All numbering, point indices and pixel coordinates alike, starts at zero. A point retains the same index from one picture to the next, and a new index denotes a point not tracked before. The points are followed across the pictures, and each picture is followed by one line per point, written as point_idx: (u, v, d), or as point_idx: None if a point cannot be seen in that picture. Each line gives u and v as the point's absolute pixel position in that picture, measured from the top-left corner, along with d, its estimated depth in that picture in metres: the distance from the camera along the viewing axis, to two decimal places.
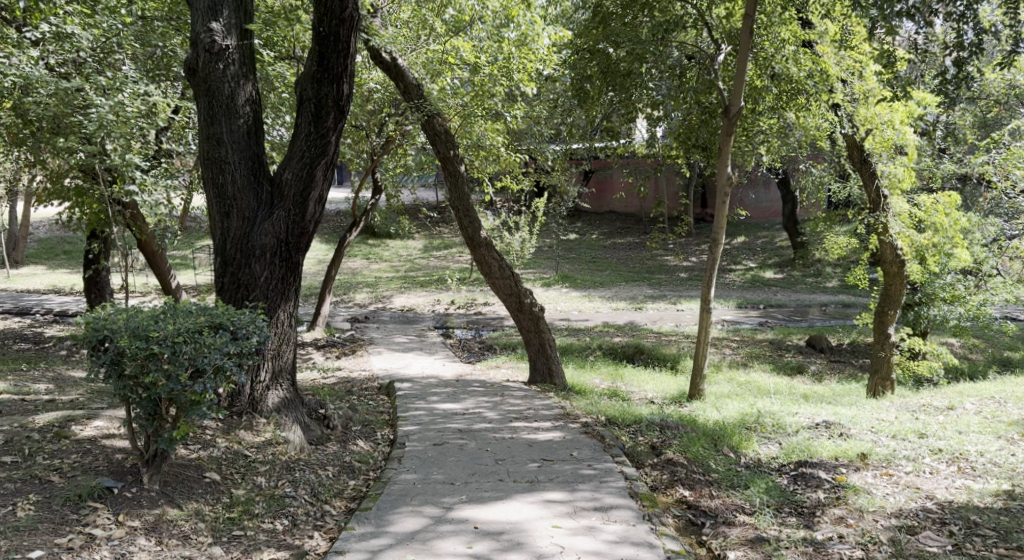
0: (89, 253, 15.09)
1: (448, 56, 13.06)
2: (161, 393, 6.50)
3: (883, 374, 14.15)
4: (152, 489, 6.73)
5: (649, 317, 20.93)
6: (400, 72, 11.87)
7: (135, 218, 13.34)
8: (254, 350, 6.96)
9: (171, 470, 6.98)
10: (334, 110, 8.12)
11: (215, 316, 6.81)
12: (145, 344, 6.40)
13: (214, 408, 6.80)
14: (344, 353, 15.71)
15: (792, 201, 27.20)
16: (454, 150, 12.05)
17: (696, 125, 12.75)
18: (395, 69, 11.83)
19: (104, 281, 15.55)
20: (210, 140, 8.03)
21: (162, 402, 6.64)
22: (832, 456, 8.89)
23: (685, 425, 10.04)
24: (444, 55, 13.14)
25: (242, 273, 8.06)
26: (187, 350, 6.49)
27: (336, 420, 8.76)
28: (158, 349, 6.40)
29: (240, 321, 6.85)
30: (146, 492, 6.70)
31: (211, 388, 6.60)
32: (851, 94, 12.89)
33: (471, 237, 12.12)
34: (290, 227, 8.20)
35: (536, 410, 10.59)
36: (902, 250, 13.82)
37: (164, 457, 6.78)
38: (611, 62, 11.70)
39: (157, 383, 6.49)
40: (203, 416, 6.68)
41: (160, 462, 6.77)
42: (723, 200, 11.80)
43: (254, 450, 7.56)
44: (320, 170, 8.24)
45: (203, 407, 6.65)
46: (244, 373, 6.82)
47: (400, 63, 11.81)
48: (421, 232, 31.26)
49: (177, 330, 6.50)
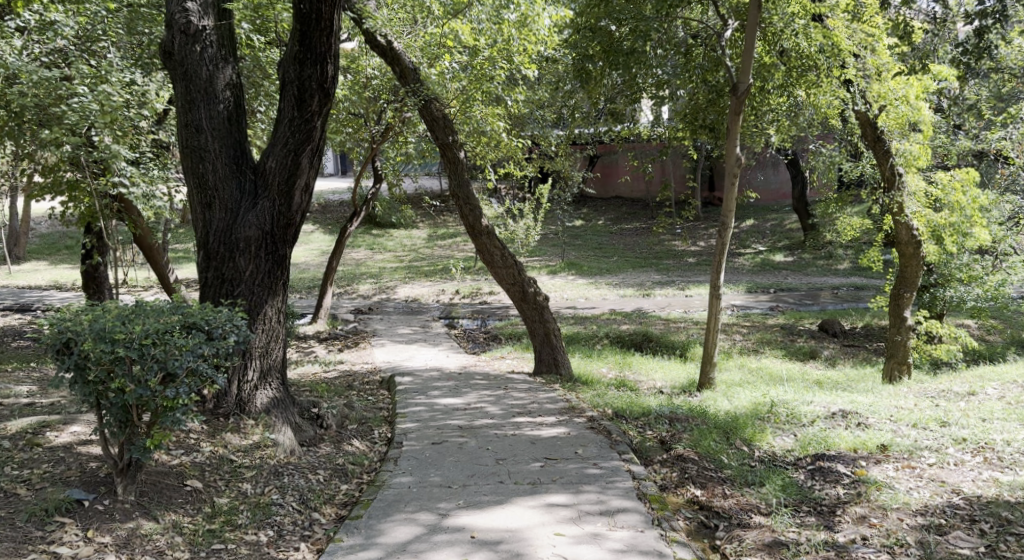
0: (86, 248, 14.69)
1: (446, 40, 12.79)
2: (131, 399, 6.14)
3: (900, 358, 13.75)
4: (127, 500, 6.37)
5: (657, 304, 20.51)
6: (396, 55, 11.47)
7: (128, 207, 13.08)
8: (230, 351, 6.60)
9: (148, 480, 6.60)
10: (318, 93, 7.71)
11: (188, 315, 6.45)
12: (111, 348, 6.03)
13: (189, 413, 6.43)
14: (347, 346, 15.37)
15: (802, 182, 26.71)
16: (453, 136, 11.61)
17: (703, 106, 12.33)
18: (391, 52, 11.43)
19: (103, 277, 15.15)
20: (188, 127, 7.64)
21: (133, 408, 6.27)
22: (850, 449, 8.49)
23: (696, 417, 9.65)
24: (442, 38, 12.77)
25: (225, 267, 7.67)
26: (156, 353, 6.13)
27: (330, 419, 8.35)
28: (123, 353, 6.03)
29: (216, 320, 6.50)
30: (120, 503, 6.34)
31: (185, 393, 6.24)
32: (865, 69, 12.50)
33: (473, 225, 11.67)
34: (276, 218, 7.79)
35: (540, 404, 10.19)
36: (919, 230, 13.49)
37: (140, 466, 6.40)
38: (614, 40, 11.32)
39: (126, 388, 6.12)
40: (178, 422, 6.31)
41: (136, 472, 6.39)
42: (732, 182, 11.40)
43: (240, 454, 7.18)
44: (306, 157, 7.84)
45: (177, 413, 6.29)
46: (221, 376, 6.46)
47: (396, 45, 11.43)
48: (426, 221, 30.87)
49: (147, 332, 6.14)
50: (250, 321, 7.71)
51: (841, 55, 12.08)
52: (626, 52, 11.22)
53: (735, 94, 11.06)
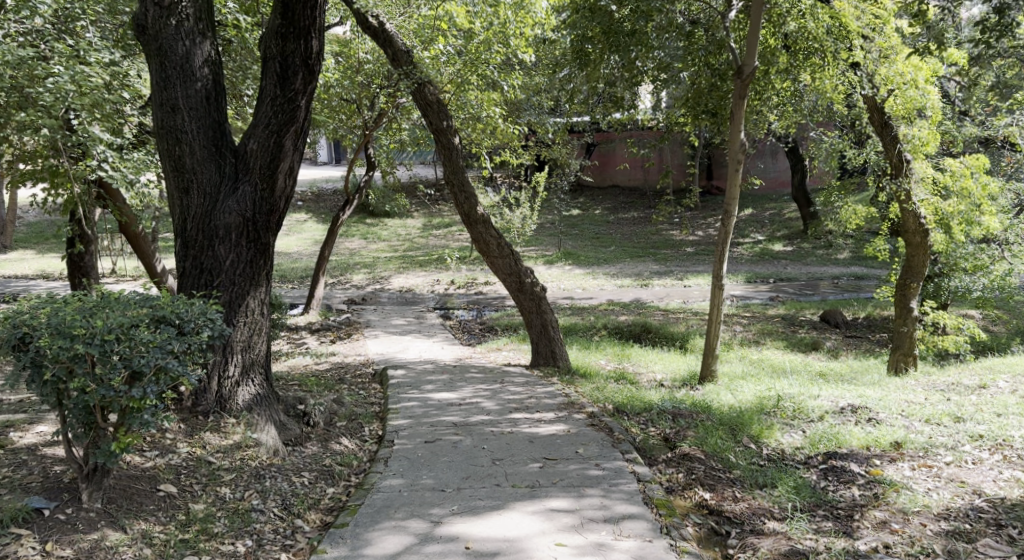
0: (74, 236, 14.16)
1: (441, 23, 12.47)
2: (93, 400, 5.75)
3: (905, 349, 13.35)
4: (92, 508, 5.96)
5: (655, 294, 20.11)
6: (388, 37, 11.09)
7: (112, 194, 12.65)
8: (203, 347, 6.24)
9: (118, 485, 6.21)
10: (302, 69, 7.30)
11: (157, 308, 6.10)
12: (69, 344, 5.65)
13: (159, 415, 6.04)
14: (339, 337, 14.96)
15: (802, 171, 26.24)
16: (448, 121, 11.11)
17: (704, 90, 11.80)
18: (383, 34, 11.07)
19: (91, 268, 14.67)
20: (163, 106, 7.21)
21: (96, 410, 5.89)
22: (862, 447, 8.09)
23: (700, 413, 9.25)
24: (437, 20, 12.52)
25: (204, 256, 7.25)
26: (119, 349, 5.75)
27: (317, 417, 7.92)
28: (83, 350, 5.65)
29: (188, 312, 6.15)
30: (85, 512, 5.93)
31: (153, 393, 5.86)
32: (872, 52, 12.28)
33: (468, 213, 11.24)
34: (258, 204, 7.36)
35: (538, 399, 9.78)
36: (926, 218, 13.12)
37: (106, 471, 6.01)
38: (614, 21, 11.11)
39: (87, 387, 5.74)
40: (146, 425, 5.91)
41: (102, 477, 6.00)
42: (736, 169, 11.00)
43: (219, 456, 6.79)
44: (290, 138, 7.41)
45: (145, 415, 5.89)
46: (193, 372, 6.09)
47: (388, 27, 11.05)
48: (421, 210, 30.42)
49: (110, 327, 5.77)
50: (231, 314, 7.29)
51: (849, 36, 11.84)
52: (627, 33, 10.96)
53: (740, 77, 10.71)
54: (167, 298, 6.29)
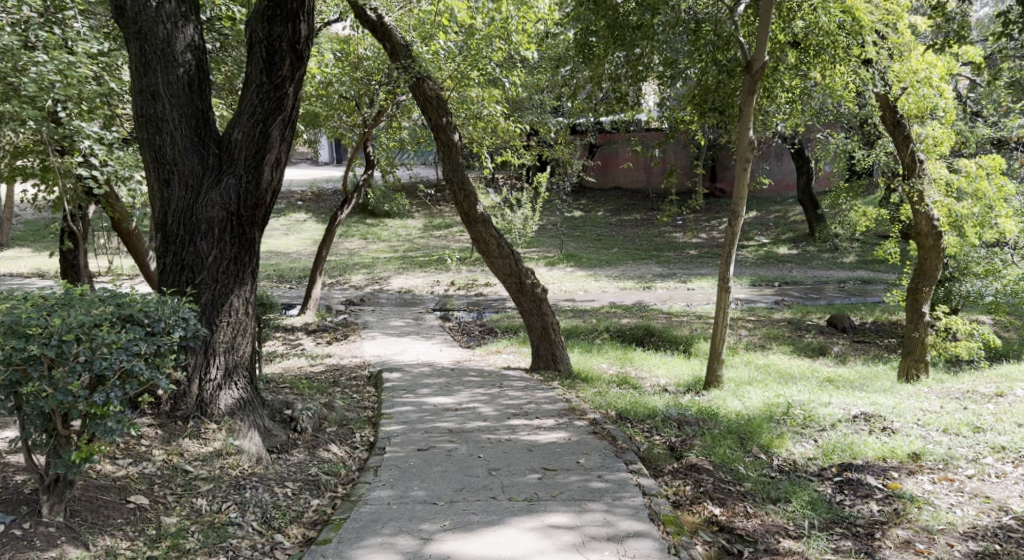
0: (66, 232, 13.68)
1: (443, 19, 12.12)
2: (49, 406, 5.42)
3: (917, 355, 12.94)
4: (52, 523, 5.62)
5: (659, 297, 19.70)
6: (387, 31, 10.73)
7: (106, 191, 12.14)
8: (175, 349, 5.93)
9: (83, 496, 5.86)
10: (289, 55, 6.92)
11: (126, 306, 5.82)
12: (24, 345, 5.35)
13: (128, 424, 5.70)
14: (336, 338, 14.57)
15: (808, 172, 25.70)
16: (448, 117, 10.70)
17: (712, 88, 11.39)
18: (382, 28, 10.71)
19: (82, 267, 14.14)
20: (143, 93, 6.91)
21: (56, 416, 5.56)
22: (879, 458, 7.68)
23: (707, 420, 8.84)
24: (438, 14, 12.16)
25: (185, 252, 6.91)
26: (77, 350, 5.44)
27: (305, 422, 7.51)
28: (38, 350, 5.33)
29: (158, 311, 5.87)
30: (43, 527, 5.58)
31: (116, 398, 5.53)
32: (885, 48, 11.81)
33: (467, 212, 10.84)
34: (242, 197, 6.99)
35: (538, 404, 9.38)
36: (940, 220, 12.69)
37: (68, 482, 5.67)
38: (619, 15, 10.76)
39: (42, 392, 5.42)
40: (110, 433, 5.57)
41: (64, 488, 5.66)
42: (744, 170, 10.60)
43: (197, 464, 6.43)
44: (277, 129, 7.03)
45: (109, 423, 5.56)
46: (164, 377, 5.79)
47: (387, 21, 10.69)
48: (421, 210, 30.01)
49: (70, 326, 5.48)
50: (213, 313, 6.93)
51: (862, 32, 11.39)
52: (633, 27, 10.62)
53: (749, 73, 10.34)
54: (135, 296, 5.98)
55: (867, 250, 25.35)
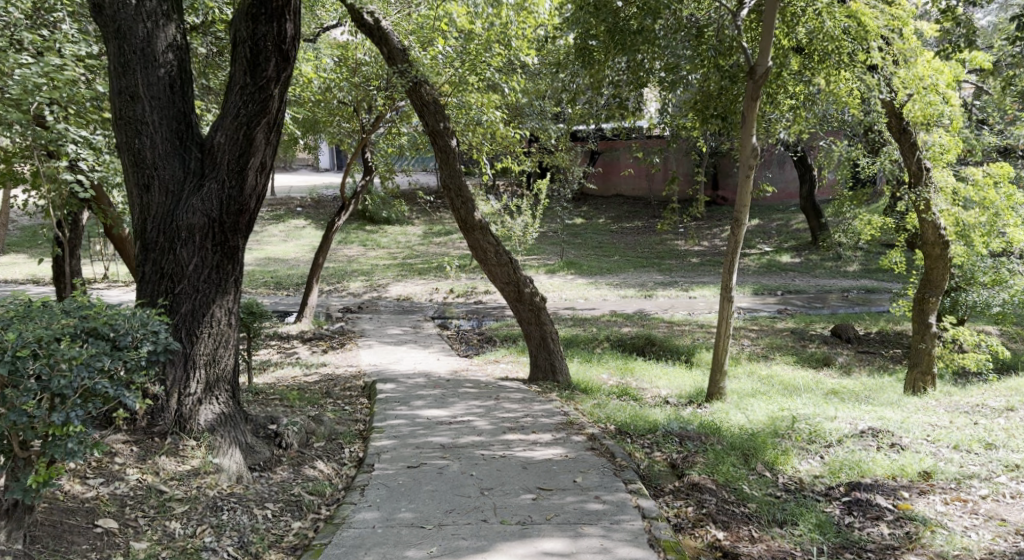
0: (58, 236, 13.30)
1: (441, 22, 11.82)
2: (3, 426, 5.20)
3: (923, 367, 12.65)
4: (12, 550, 5.37)
5: (659, 305, 19.41)
6: (384, 35, 10.45)
7: (99, 196, 11.74)
8: (143, 365, 5.74)
9: (47, 521, 5.65)
10: (274, 55, 6.66)
11: (89, 319, 5.64)
12: None
13: (90, 445, 5.50)
14: (331, 346, 14.27)
15: (810, 180, 25.39)
16: (444, 122, 10.42)
17: (714, 93, 11.11)
18: (379, 32, 10.43)
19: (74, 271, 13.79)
20: (122, 94, 6.65)
21: (13, 437, 5.33)
22: (888, 476, 7.37)
23: (710, 435, 8.54)
24: (436, 21, 12.02)
25: (165, 259, 6.66)
26: (32, 366, 5.23)
27: (291, 437, 7.24)
28: None
29: (123, 325, 5.68)
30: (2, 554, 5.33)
31: (77, 417, 5.31)
32: (890, 54, 11.57)
33: (464, 219, 10.54)
34: (225, 203, 6.74)
35: (535, 417, 9.08)
36: (947, 230, 12.40)
37: (29, 507, 5.43)
38: (619, 18, 10.39)
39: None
40: (72, 455, 5.35)
41: (24, 513, 5.42)
42: (747, 178, 10.33)
43: (173, 484, 6.22)
44: (261, 132, 6.77)
45: (70, 444, 5.35)
46: (132, 394, 5.57)
47: (384, 25, 10.42)
48: (421, 217, 29.74)
49: (27, 341, 5.28)
50: (194, 324, 6.70)
51: (867, 37, 11.14)
52: (633, 31, 10.32)
53: (753, 78, 10.10)
54: (102, 308, 5.78)
55: (871, 258, 25.04)
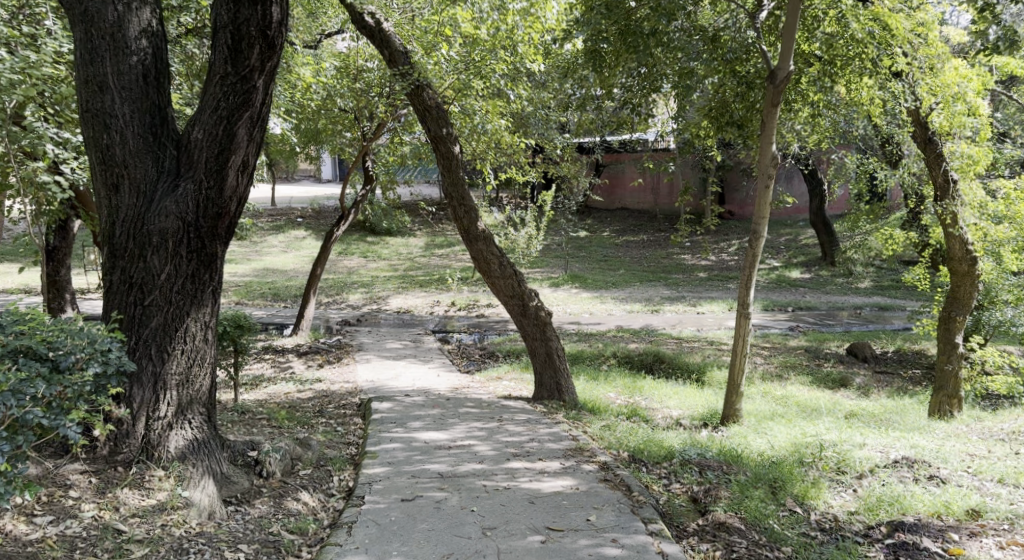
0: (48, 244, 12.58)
1: (445, 29, 11.46)
2: None
3: (949, 391, 11.82)
4: None
5: (667, 321, 18.72)
6: (386, 38, 9.83)
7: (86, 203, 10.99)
8: (90, 389, 5.47)
9: None
10: (258, 42, 6.07)
11: (31, 334, 5.40)
12: None
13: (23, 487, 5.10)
14: (327, 361, 13.57)
15: (821, 195, 24.72)
16: (448, 127, 9.73)
17: (730, 101, 10.50)
18: (380, 34, 9.79)
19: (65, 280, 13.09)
20: (88, 84, 6.10)
21: None
22: (931, 514, 6.69)
23: (732, 464, 7.84)
24: (441, 26, 11.49)
25: (135, 268, 6.10)
26: None
27: (271, 466, 6.70)
28: None
29: (69, 341, 5.48)
30: None
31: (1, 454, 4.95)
32: (917, 59, 10.76)
33: (467, 229, 9.89)
34: (202, 206, 6.17)
35: (541, 442, 8.37)
36: (974, 245, 11.56)
37: None
38: (631, 19, 9.67)
39: None
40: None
41: None
42: (766, 188, 9.61)
43: (133, 522, 5.68)
44: (243, 127, 6.18)
45: None
46: (72, 422, 5.35)
47: (386, 27, 9.79)
48: (424, 228, 29.11)
49: None
50: (165, 339, 6.15)
51: (894, 41, 10.47)
52: (647, 33, 9.48)
53: (773, 83, 9.35)
54: (41, 322, 5.52)
55: (883, 275, 24.36)
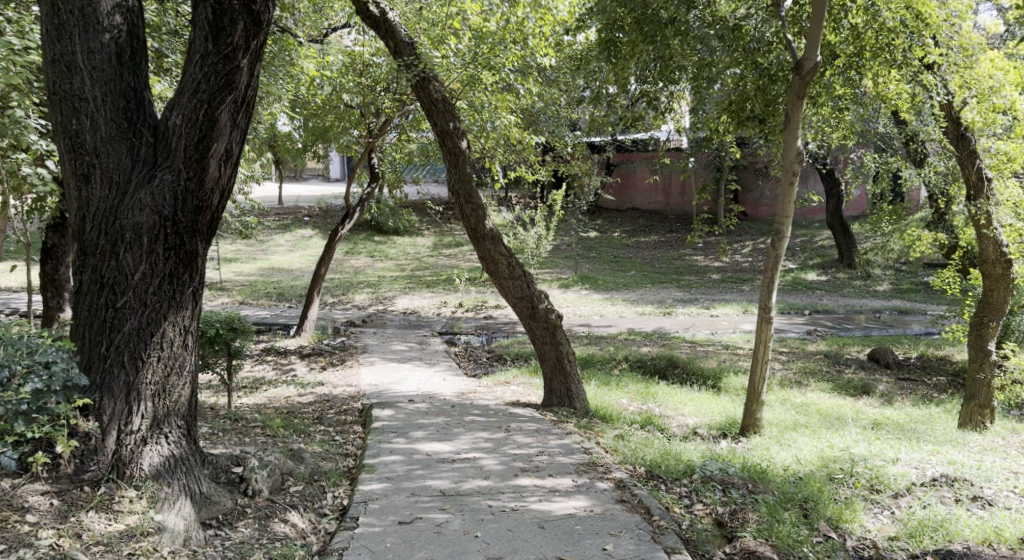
0: (48, 243, 11.61)
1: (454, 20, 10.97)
2: None
3: (980, 401, 11.13)
4: None
5: (680, 324, 18.10)
6: (391, 28, 9.29)
7: None
8: (28, 405, 5.33)
9: None
10: (242, 17, 5.59)
11: None
12: None
13: None
14: (328, 362, 13.02)
15: (838, 196, 24.02)
16: (455, 122, 9.15)
17: (751, 94, 9.58)
18: (385, 24, 9.25)
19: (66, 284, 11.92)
20: (57, 65, 5.69)
21: None
22: (981, 542, 6.12)
23: (758, 480, 7.25)
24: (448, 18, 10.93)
25: (106, 266, 5.65)
26: None
27: (258, 483, 6.19)
28: None
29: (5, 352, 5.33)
30: None
31: None
32: (949, 50, 10.11)
33: (474, 228, 9.29)
34: (180, 199, 5.70)
35: (552, 455, 7.79)
36: (1009, 247, 10.83)
37: None
38: (647, 8, 9.04)
39: None
40: None
41: None
42: (790, 188, 8.98)
43: (96, 552, 5.20)
44: (226, 112, 5.70)
45: None
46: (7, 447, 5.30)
47: (391, 16, 9.24)
48: (432, 228, 28.55)
49: None
50: (139, 345, 5.70)
51: (926, 30, 9.80)
52: (663, 22, 8.93)
53: (799, 74, 8.69)
54: None
55: (902, 278, 23.68)
